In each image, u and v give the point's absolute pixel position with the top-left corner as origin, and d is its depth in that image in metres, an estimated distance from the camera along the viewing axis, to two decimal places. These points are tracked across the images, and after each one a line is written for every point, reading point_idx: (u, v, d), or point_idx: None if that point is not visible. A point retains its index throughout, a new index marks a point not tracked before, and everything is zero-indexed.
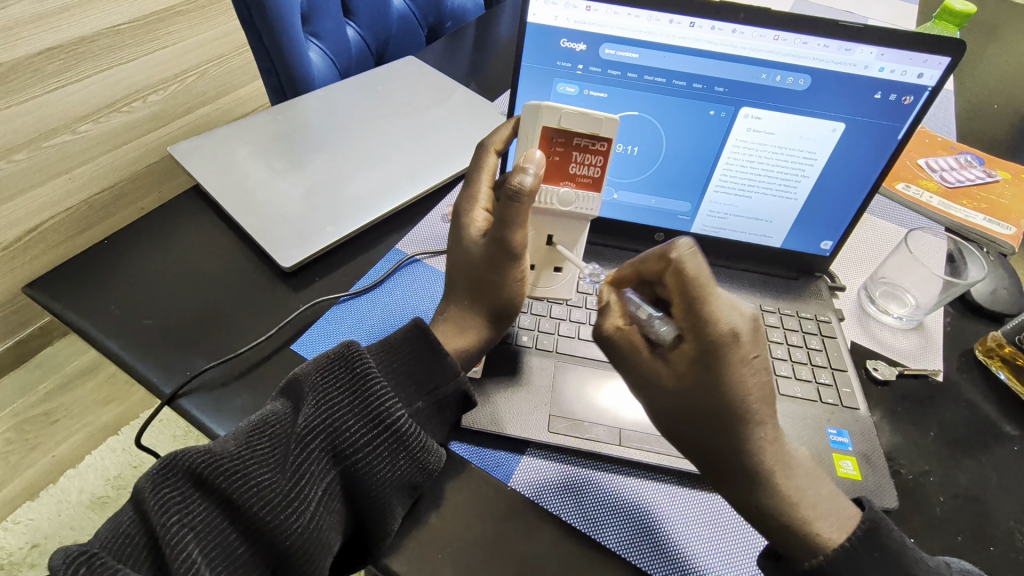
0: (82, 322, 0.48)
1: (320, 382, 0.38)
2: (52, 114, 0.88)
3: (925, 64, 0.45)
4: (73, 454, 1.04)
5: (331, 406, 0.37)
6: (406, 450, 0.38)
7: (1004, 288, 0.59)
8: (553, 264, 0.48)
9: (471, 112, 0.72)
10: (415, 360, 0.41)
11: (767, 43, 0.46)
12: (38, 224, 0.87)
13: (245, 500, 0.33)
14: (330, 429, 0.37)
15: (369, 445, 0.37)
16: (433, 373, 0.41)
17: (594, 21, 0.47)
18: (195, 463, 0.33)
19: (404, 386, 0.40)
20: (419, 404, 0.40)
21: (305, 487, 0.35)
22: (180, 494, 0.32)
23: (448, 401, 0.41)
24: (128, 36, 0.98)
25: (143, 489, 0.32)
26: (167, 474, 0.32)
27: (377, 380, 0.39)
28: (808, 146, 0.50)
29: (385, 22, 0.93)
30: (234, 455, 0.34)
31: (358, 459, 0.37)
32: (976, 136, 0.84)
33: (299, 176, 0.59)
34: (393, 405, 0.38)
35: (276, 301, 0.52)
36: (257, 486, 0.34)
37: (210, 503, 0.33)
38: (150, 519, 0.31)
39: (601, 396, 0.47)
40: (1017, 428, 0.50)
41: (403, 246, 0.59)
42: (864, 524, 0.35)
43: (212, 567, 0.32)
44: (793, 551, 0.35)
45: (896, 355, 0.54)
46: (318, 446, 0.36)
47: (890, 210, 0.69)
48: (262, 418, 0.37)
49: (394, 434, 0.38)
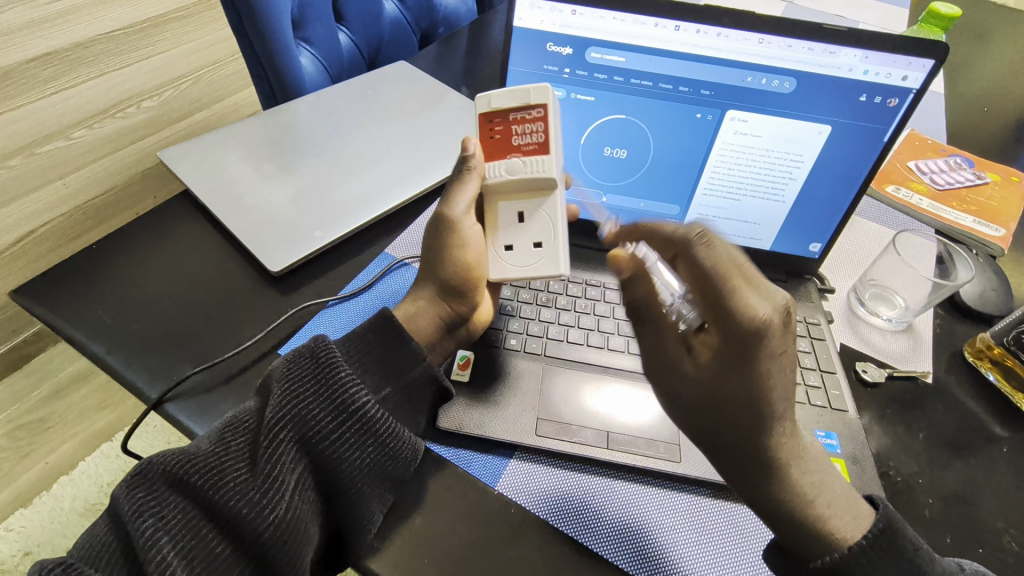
0: (67, 326, 0.48)
1: (287, 375, 0.37)
2: (46, 119, 0.91)
3: (910, 67, 0.46)
4: (66, 461, 1.04)
5: (297, 398, 0.36)
6: (374, 437, 0.37)
7: (993, 290, 0.59)
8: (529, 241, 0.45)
9: (463, 116, 0.72)
10: (378, 348, 0.40)
11: (751, 47, 0.47)
12: (33, 229, 0.88)
13: (219, 498, 0.32)
14: (298, 418, 0.36)
15: (337, 432, 0.36)
16: (399, 358, 0.40)
17: (580, 25, 0.48)
18: (167, 466, 0.32)
19: (369, 373, 0.39)
20: (387, 390, 0.39)
21: (277, 478, 0.34)
22: (154, 496, 0.31)
23: (419, 387, 0.40)
24: (122, 42, 1.01)
25: (117, 497, 0.31)
26: (140, 480, 0.32)
27: (342, 369, 0.37)
28: (795, 149, 0.50)
29: (378, 27, 0.93)
30: (207, 456, 0.33)
31: (327, 448, 0.36)
32: (966, 139, 0.85)
33: (289, 181, 0.59)
34: (358, 392, 0.37)
35: (264, 305, 0.52)
36: (231, 483, 0.33)
37: (184, 503, 0.32)
38: (125, 524, 0.30)
39: (589, 398, 0.47)
40: (1008, 430, 0.50)
41: (392, 250, 0.59)
42: (880, 522, 0.34)
43: (189, 567, 0.31)
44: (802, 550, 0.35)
45: (885, 357, 0.54)
46: (287, 436, 0.35)
47: (880, 212, 0.70)
48: (236, 416, 0.36)
49: (362, 421, 0.37)
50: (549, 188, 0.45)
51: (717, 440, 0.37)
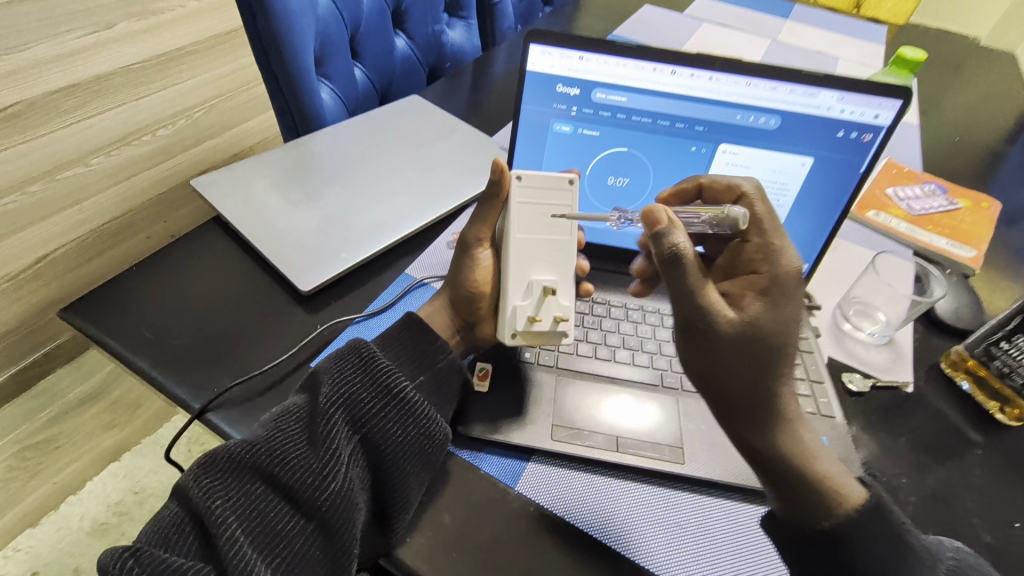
0: (111, 341, 0.52)
1: (333, 369, 0.42)
2: (55, 150, 1.16)
3: (881, 107, 0.51)
4: (73, 480, 1.09)
5: (345, 385, 0.41)
6: (414, 415, 0.41)
7: (966, 306, 0.64)
8: (525, 317, 0.46)
9: (473, 147, 0.77)
10: (412, 343, 0.46)
11: (740, 89, 0.52)
12: (50, 251, 1.16)
13: (282, 475, 0.36)
14: (347, 403, 0.40)
15: (382, 414, 0.41)
16: (429, 350, 0.46)
17: (585, 69, 0.53)
18: (231, 454, 0.36)
19: (405, 363, 0.45)
20: (422, 377, 0.44)
21: (335, 451, 0.38)
22: (222, 481, 0.35)
23: (448, 375, 0.45)
24: (137, 79, 1.32)
25: (187, 484, 0.35)
26: (208, 468, 0.36)
27: (382, 361, 0.42)
28: (781, 178, 0.56)
29: (389, 62, 0.99)
30: (266, 441, 0.37)
31: (375, 426, 0.41)
32: (940, 167, 0.91)
33: (315, 207, 0.63)
34: (398, 378, 0.42)
35: (293, 322, 0.56)
36: (293, 460, 0.37)
37: (252, 481, 0.36)
38: (198, 505, 0.34)
39: (600, 409, 0.51)
40: (982, 435, 0.54)
41: (412, 270, 0.63)
42: (868, 503, 0.39)
43: (255, 541, 0.34)
44: (807, 516, 0.39)
45: (869, 368, 0.58)
46: (340, 416, 0.40)
47: (862, 236, 0.75)
48: (289, 408, 0.40)
49: (402, 403, 0.41)
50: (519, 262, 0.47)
51: (758, 368, 0.41)
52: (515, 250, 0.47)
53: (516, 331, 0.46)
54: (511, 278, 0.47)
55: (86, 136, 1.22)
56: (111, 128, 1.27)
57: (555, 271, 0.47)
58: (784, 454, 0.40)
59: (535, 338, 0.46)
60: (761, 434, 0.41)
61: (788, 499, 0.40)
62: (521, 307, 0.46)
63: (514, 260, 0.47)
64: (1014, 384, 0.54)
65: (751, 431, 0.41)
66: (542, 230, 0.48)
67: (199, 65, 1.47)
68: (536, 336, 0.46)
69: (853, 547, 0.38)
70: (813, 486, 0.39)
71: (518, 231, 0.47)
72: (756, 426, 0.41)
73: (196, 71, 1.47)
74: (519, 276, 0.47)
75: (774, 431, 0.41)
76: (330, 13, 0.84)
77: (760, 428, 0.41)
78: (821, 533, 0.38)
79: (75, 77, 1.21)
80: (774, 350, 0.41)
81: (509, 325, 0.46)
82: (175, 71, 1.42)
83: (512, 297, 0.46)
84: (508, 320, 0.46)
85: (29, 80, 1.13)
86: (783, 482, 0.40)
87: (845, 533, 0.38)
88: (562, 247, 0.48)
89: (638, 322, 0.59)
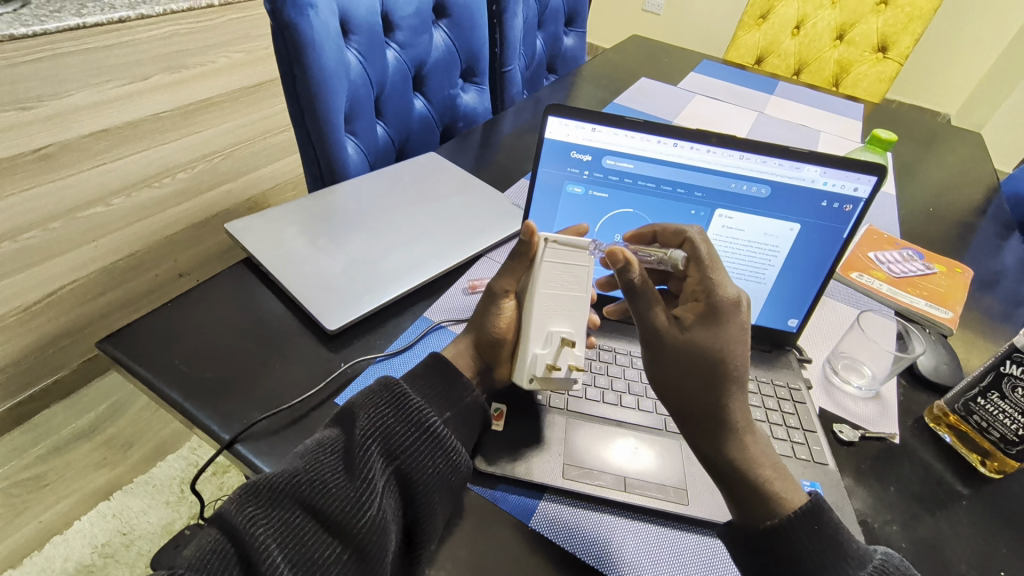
0: (146, 372, 0.54)
1: (368, 404, 0.45)
2: (81, 189, 1.28)
3: (859, 181, 0.58)
4: (61, 520, 1.05)
5: (380, 419, 0.44)
6: (442, 448, 0.45)
7: (946, 364, 0.69)
8: (545, 364, 0.50)
9: (487, 201, 0.83)
10: (439, 381, 0.49)
11: (734, 161, 0.59)
12: (62, 285, 1.24)
13: (321, 504, 0.39)
14: (381, 436, 0.44)
15: (413, 447, 0.44)
16: (455, 389, 0.49)
17: (597, 139, 0.59)
18: (273, 483, 0.39)
19: (433, 398, 0.48)
20: (448, 414, 0.48)
21: (370, 480, 0.41)
22: (264, 510, 0.38)
23: (471, 411, 0.49)
24: (164, 127, 1.45)
25: (230, 511, 0.38)
26: (251, 496, 0.39)
27: (413, 398, 0.46)
28: (773, 241, 0.61)
29: (408, 122, 1.07)
30: (305, 471, 0.40)
31: (407, 458, 0.44)
32: (917, 234, 0.99)
33: (341, 253, 0.68)
34: (428, 413, 0.45)
35: (318, 360, 0.59)
36: (331, 489, 0.40)
37: (292, 509, 0.39)
38: (241, 531, 0.37)
39: (608, 450, 0.53)
40: (968, 487, 0.57)
41: (430, 313, 0.67)
42: (807, 506, 0.43)
43: (294, 567, 0.37)
44: (754, 517, 0.44)
45: (858, 420, 0.62)
46: (376, 448, 0.43)
47: (847, 295, 0.80)
48: (326, 440, 0.43)
49: (432, 437, 0.45)
50: (537, 317, 0.50)
51: (702, 380, 0.47)
52: (540, 303, 0.50)
53: (535, 375, 0.50)
54: (533, 329, 0.50)
55: (107, 175, 1.32)
56: (132, 171, 1.38)
57: (573, 324, 0.50)
58: (731, 461, 0.46)
59: (549, 384, 0.50)
60: (714, 443, 0.47)
61: (736, 501, 0.46)
62: (541, 355, 0.50)
63: (538, 312, 0.50)
64: (993, 438, 0.56)
65: (698, 437, 0.48)
66: (562, 288, 0.51)
67: (219, 116, 1.59)
68: (552, 380, 0.50)
69: (793, 545, 0.42)
70: (764, 494, 0.45)
71: (543, 285, 0.50)
72: (702, 434, 0.47)
73: (216, 121, 1.57)
74: (542, 326, 0.50)
75: (723, 440, 0.46)
76: (360, 78, 0.91)
77: (706, 436, 0.47)
78: (766, 531, 0.43)
79: (103, 125, 1.33)
80: (716, 365, 0.47)
81: (524, 372, 0.50)
82: (199, 119, 1.55)
83: (528, 349, 0.50)
84: (528, 365, 0.50)
85: (65, 123, 1.27)
86: (735, 488, 0.46)
87: (786, 533, 0.43)
88: (578, 301, 0.51)
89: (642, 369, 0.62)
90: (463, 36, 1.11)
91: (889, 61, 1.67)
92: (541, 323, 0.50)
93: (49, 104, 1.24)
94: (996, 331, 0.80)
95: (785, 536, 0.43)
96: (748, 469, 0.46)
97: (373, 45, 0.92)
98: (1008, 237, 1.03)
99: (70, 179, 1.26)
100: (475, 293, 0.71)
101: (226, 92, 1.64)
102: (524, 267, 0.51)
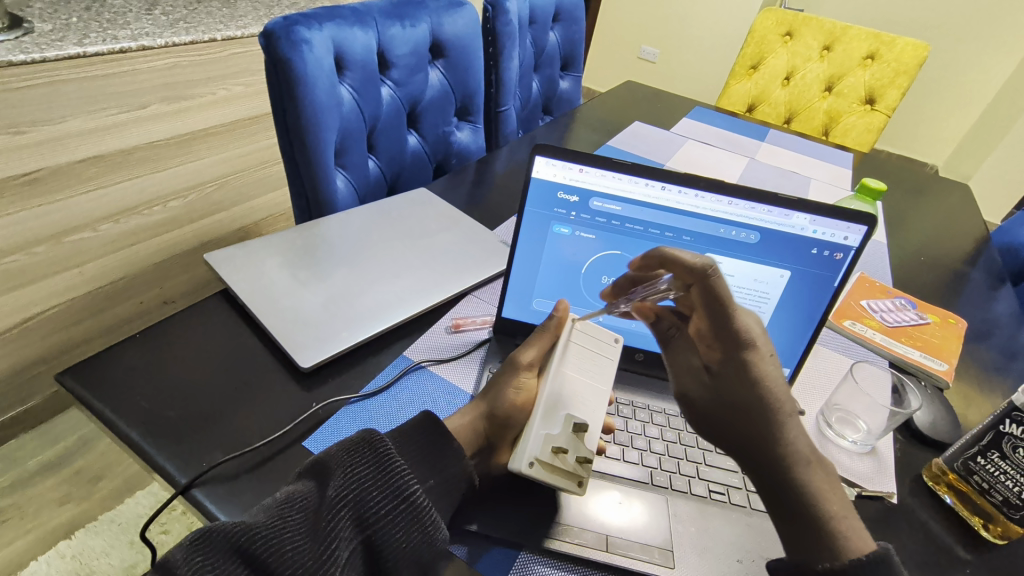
0: (105, 408, 0.51)
1: (347, 460, 0.42)
2: (74, 214, 1.24)
3: (849, 230, 0.57)
4: (15, 560, 0.99)
5: (357, 479, 0.41)
6: (420, 523, 0.41)
7: (943, 419, 0.66)
8: (551, 446, 0.46)
9: (475, 238, 0.82)
10: (426, 443, 0.47)
11: (722, 206, 0.58)
12: (39, 311, 1.20)
13: (276, 566, 0.36)
14: (355, 499, 0.41)
15: (388, 516, 0.41)
16: (443, 454, 0.46)
17: (585, 180, 0.59)
18: (228, 535, 0.35)
19: (418, 464, 0.45)
20: (431, 481, 0.45)
21: (333, 551, 0.38)
22: (212, 564, 0.35)
23: (456, 481, 0.46)
24: (162, 151, 1.43)
25: (175, 559, 0.34)
26: (201, 545, 0.35)
27: (395, 458, 0.43)
28: (762, 288, 0.60)
29: (401, 157, 1.07)
30: (266, 527, 0.37)
31: (378, 528, 0.41)
32: (908, 282, 0.98)
33: (322, 286, 0.66)
34: (410, 479, 0.42)
35: (289, 398, 0.56)
36: (289, 553, 0.36)
37: (242, 570, 0.35)
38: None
39: (591, 504, 0.50)
40: (971, 553, 0.54)
41: (411, 352, 0.65)
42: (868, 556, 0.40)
43: None
44: (814, 557, 0.42)
45: (854, 477, 0.59)
46: (346, 514, 0.40)
47: (840, 344, 0.79)
48: (296, 493, 0.40)
49: (411, 507, 0.41)
50: (552, 399, 0.49)
51: (738, 418, 0.49)
52: (562, 381, 0.51)
53: (538, 457, 0.45)
54: (545, 407, 0.48)
55: (98, 199, 1.29)
56: (123, 197, 1.35)
57: (589, 414, 0.50)
58: (788, 493, 0.45)
59: (553, 471, 0.45)
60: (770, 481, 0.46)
61: (798, 537, 0.43)
62: (549, 435, 0.46)
63: (556, 390, 0.50)
64: (996, 500, 0.53)
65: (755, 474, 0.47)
66: (585, 374, 0.53)
67: (215, 146, 1.58)
68: (555, 470, 0.45)
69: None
70: (828, 530, 0.42)
71: (566, 363, 0.53)
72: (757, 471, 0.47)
73: (212, 151, 1.58)
74: (556, 407, 0.49)
75: (779, 473, 0.45)
76: (353, 112, 0.92)
77: (759, 471, 0.47)
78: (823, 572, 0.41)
79: (98, 151, 1.26)
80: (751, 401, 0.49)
81: (524, 452, 0.45)
82: (196, 148, 1.53)
83: (535, 425, 0.47)
84: (532, 445, 0.45)
85: (57, 148, 1.18)
86: (795, 524, 0.44)
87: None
88: (598, 391, 0.52)
89: (629, 418, 0.60)
90: (459, 76, 1.12)
91: (877, 113, 1.71)
92: (556, 406, 0.49)
93: (42, 129, 1.14)
94: (992, 384, 0.78)
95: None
96: (811, 501, 0.44)
97: (367, 81, 0.93)
98: (999, 287, 1.03)
99: (62, 204, 1.21)
100: (459, 331, 0.69)
101: (227, 121, 1.62)
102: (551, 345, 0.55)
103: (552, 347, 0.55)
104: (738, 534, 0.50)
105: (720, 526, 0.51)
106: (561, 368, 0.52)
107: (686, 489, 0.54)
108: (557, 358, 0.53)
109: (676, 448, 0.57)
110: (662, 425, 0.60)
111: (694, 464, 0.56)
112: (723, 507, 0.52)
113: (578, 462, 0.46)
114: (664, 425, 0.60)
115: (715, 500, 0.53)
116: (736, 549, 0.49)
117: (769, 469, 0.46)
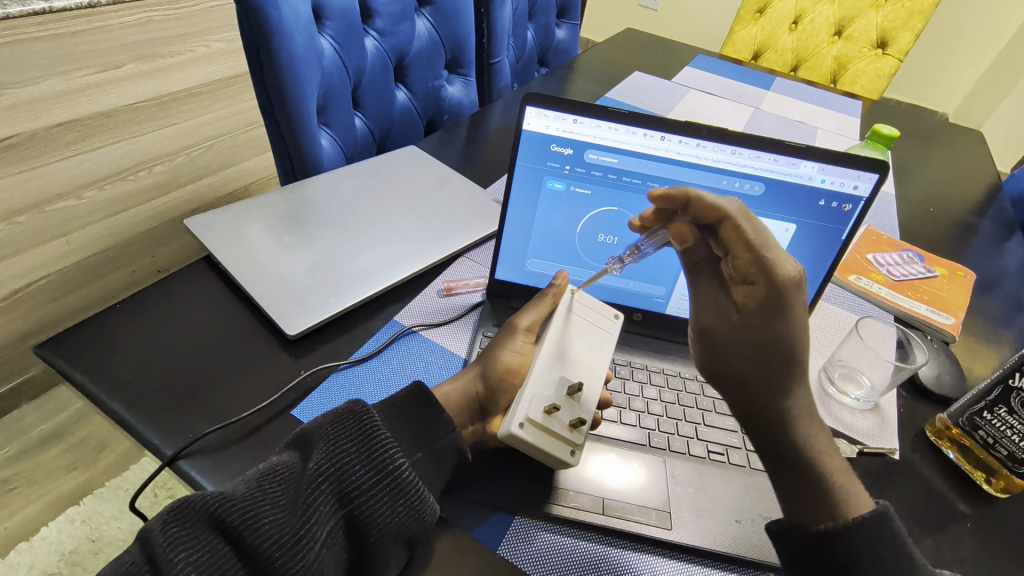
0: (87, 381, 0.50)
1: (330, 433, 0.41)
2: (54, 180, 1.22)
3: (859, 179, 0.55)
4: (25, 527, 1.01)
5: (340, 452, 0.40)
6: (404, 497, 0.40)
7: (948, 373, 0.65)
8: (543, 406, 0.44)
9: (467, 198, 0.79)
10: (415, 416, 0.45)
11: (726, 156, 0.55)
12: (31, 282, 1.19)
13: (253, 538, 0.35)
14: (337, 473, 0.39)
15: (371, 490, 0.40)
16: (433, 427, 0.45)
17: (579, 131, 0.55)
18: (204, 505, 0.34)
19: (405, 437, 0.44)
20: (419, 455, 0.44)
21: (313, 526, 0.37)
22: (189, 534, 0.34)
23: (445, 455, 0.44)
24: (141, 114, 1.39)
25: (152, 530, 0.33)
26: (177, 516, 0.34)
27: (380, 430, 0.41)
28: None
29: (389, 113, 1.02)
30: (244, 498, 0.36)
31: (361, 502, 0.39)
32: (916, 234, 0.95)
33: (307, 251, 0.64)
34: (395, 453, 0.41)
35: (277, 367, 0.55)
36: (267, 526, 0.35)
37: (219, 542, 0.34)
38: (158, 560, 0.32)
39: (590, 467, 0.50)
40: (972, 507, 0.53)
41: (401, 317, 0.63)
42: (874, 513, 0.40)
43: None
44: (806, 518, 0.42)
45: (856, 434, 0.58)
46: (326, 489, 0.39)
47: (845, 299, 0.77)
48: (276, 465, 0.39)
49: (395, 481, 0.40)
50: (547, 364, 0.48)
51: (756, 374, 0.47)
52: (560, 347, 0.49)
53: (530, 417, 0.43)
54: (540, 369, 0.47)
55: (78, 165, 1.26)
56: (105, 162, 1.32)
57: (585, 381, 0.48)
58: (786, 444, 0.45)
59: (543, 432, 0.43)
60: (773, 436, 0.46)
61: (788, 496, 0.44)
62: (540, 395, 0.45)
63: (553, 355, 0.48)
64: (999, 455, 0.52)
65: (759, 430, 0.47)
66: (584, 344, 0.51)
67: (196, 107, 1.53)
68: (548, 430, 0.43)
69: (850, 555, 0.39)
70: (824, 487, 0.42)
71: (569, 332, 0.51)
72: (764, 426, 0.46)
73: (194, 113, 1.52)
74: (553, 370, 0.47)
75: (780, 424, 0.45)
76: (334, 66, 0.87)
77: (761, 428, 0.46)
78: (820, 532, 0.41)
79: (79, 112, 1.26)
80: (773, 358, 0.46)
81: (516, 412, 0.43)
82: (177, 110, 1.48)
83: (529, 386, 0.45)
84: (524, 406, 0.44)
85: (35, 111, 1.18)
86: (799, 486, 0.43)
87: (847, 538, 0.40)
88: (597, 361, 0.50)
89: (627, 379, 0.58)
90: (448, 24, 1.06)
91: (888, 57, 1.64)
92: (552, 370, 0.47)
93: (13, 91, 1.14)
94: (999, 336, 0.76)
95: (839, 539, 0.40)
96: (814, 459, 0.44)
97: (349, 31, 0.88)
98: (1010, 237, 1.00)
99: (41, 172, 1.19)
100: (451, 295, 0.67)
101: (206, 81, 1.57)
102: (551, 309, 0.53)
103: (551, 312, 0.53)
104: (736, 493, 0.50)
105: (718, 486, 0.50)
106: (557, 334, 0.50)
107: (684, 450, 0.53)
108: (552, 325, 0.51)
109: (674, 409, 0.56)
110: (660, 386, 0.58)
111: (693, 425, 0.55)
112: (722, 468, 0.52)
113: (571, 426, 0.44)
114: (663, 385, 0.58)
115: (714, 461, 0.52)
116: (735, 509, 0.48)
117: (781, 424, 0.45)
